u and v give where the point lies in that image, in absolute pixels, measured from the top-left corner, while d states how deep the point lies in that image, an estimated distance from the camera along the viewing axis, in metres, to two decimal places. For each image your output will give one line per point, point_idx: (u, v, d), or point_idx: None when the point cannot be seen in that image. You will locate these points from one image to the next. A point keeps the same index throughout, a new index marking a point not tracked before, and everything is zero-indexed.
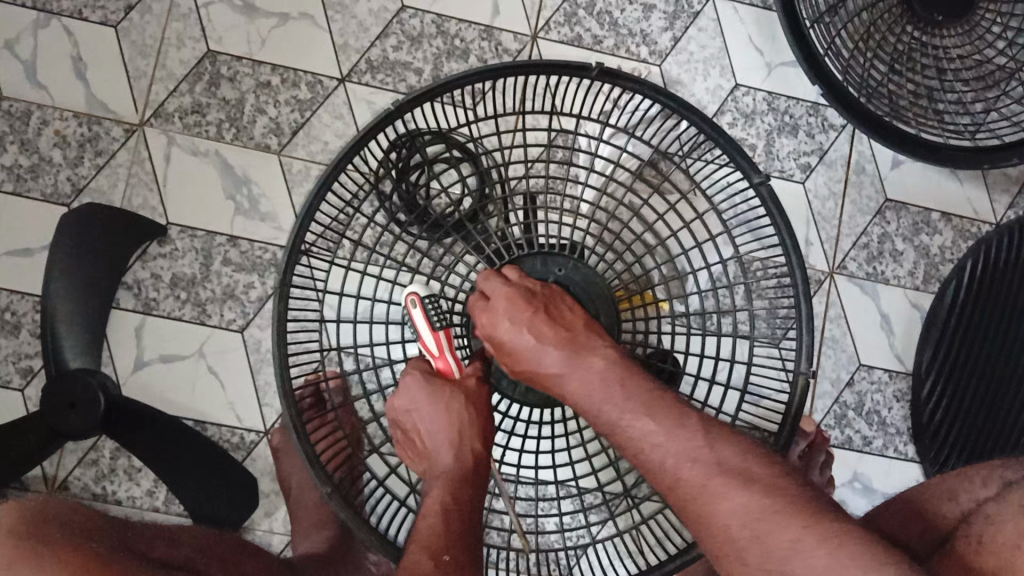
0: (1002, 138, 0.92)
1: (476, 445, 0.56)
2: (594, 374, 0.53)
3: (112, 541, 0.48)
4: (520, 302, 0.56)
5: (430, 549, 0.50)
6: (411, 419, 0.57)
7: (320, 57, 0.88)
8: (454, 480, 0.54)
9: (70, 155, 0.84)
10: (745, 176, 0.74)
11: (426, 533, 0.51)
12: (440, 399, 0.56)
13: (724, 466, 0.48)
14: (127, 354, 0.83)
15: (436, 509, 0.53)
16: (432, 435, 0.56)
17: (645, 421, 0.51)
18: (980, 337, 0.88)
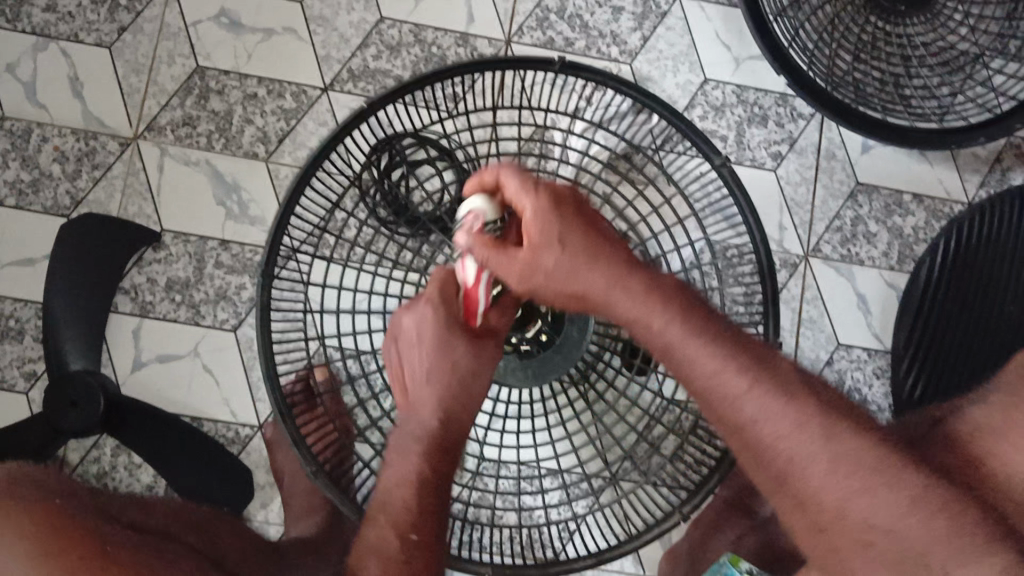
0: (967, 119, 0.95)
1: (469, 393, 0.53)
2: (619, 279, 0.48)
3: (84, 504, 0.49)
4: (572, 220, 0.48)
5: (397, 526, 0.50)
6: (412, 350, 0.53)
7: (303, 68, 0.92)
8: (434, 440, 0.52)
9: (69, 168, 0.89)
10: (706, 158, 0.77)
11: (397, 505, 0.51)
12: (446, 340, 0.52)
13: (801, 403, 0.43)
14: (126, 355, 0.87)
15: (409, 479, 0.51)
16: (427, 379, 0.53)
17: (712, 353, 0.45)
18: (957, 308, 0.90)
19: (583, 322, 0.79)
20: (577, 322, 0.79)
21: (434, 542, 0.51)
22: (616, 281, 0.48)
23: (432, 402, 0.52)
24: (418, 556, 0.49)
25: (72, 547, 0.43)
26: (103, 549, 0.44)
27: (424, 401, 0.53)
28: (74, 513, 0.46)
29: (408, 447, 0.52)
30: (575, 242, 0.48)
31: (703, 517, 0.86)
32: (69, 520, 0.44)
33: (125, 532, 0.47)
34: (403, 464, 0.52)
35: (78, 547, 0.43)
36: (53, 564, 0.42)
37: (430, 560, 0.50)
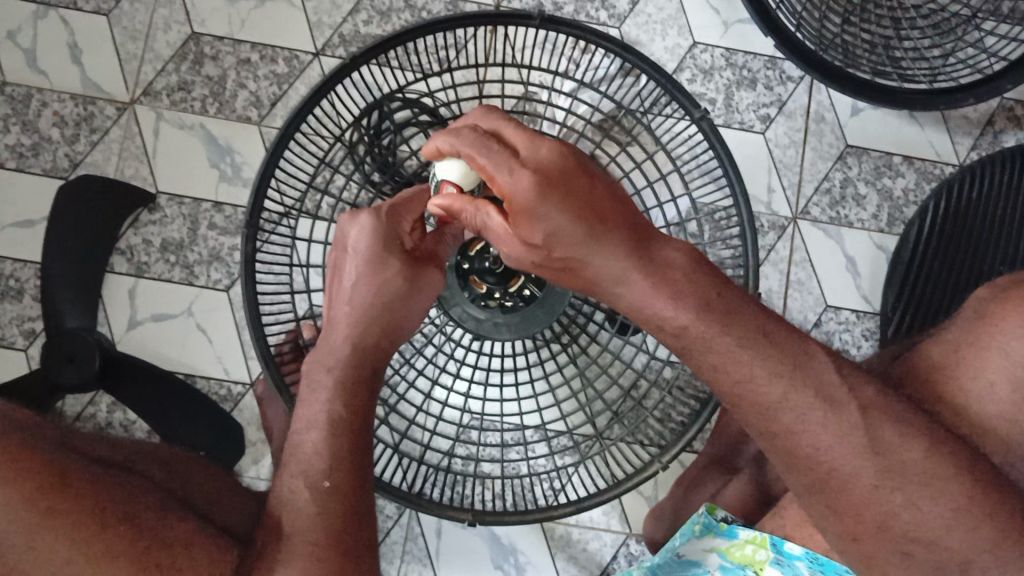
0: (957, 80, 0.95)
1: (391, 317, 0.55)
2: (608, 245, 0.48)
3: (51, 438, 0.51)
4: (551, 185, 0.47)
5: (309, 474, 0.51)
6: (347, 268, 0.55)
7: (296, 34, 0.94)
8: (350, 373, 0.54)
9: (67, 132, 0.91)
10: (686, 112, 0.78)
11: (310, 450, 0.52)
12: (379, 272, 0.55)
13: (727, 331, 0.48)
14: (122, 315, 0.89)
15: (321, 420, 0.53)
16: (352, 299, 0.55)
17: (662, 301, 0.48)
18: (949, 269, 0.91)
19: None
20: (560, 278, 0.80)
21: (345, 486, 0.51)
22: (602, 245, 0.48)
23: (352, 323, 0.55)
24: (332, 504, 0.50)
25: (46, 494, 0.44)
26: (77, 493, 0.45)
27: (345, 322, 0.55)
28: (46, 452, 0.47)
29: (324, 383, 0.54)
30: (568, 214, 0.47)
31: (687, 473, 0.87)
32: (42, 461, 0.45)
33: (96, 471, 0.48)
34: (315, 405, 0.53)
35: (53, 493, 0.44)
36: (24, 510, 0.43)
37: (346, 507, 0.51)
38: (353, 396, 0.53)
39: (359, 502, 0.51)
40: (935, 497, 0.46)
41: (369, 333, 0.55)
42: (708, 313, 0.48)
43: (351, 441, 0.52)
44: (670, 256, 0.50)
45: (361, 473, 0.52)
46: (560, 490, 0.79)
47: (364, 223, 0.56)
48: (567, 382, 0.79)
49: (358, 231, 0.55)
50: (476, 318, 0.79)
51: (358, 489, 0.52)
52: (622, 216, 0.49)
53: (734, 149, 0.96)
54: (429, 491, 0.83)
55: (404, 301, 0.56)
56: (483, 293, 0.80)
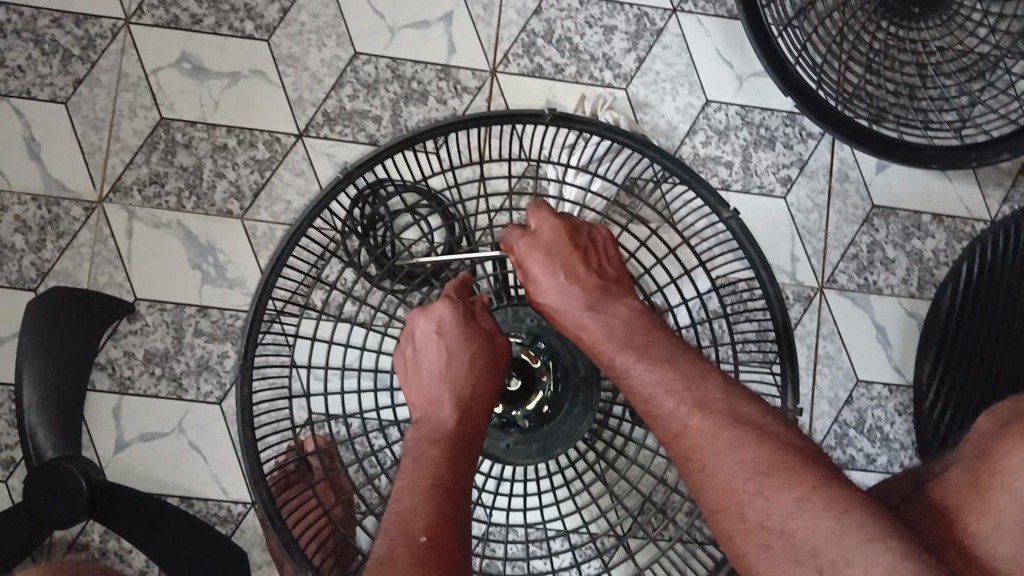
0: (990, 132, 0.88)
1: (481, 393, 0.56)
2: (579, 296, 0.54)
3: None
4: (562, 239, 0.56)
5: (404, 531, 0.47)
6: (423, 356, 0.58)
7: (276, 115, 0.86)
8: (451, 440, 0.54)
9: (32, 239, 0.83)
10: (712, 211, 0.71)
11: (405, 511, 0.49)
12: (452, 347, 0.57)
13: (737, 415, 0.46)
14: (107, 436, 0.83)
15: (422, 486, 0.50)
16: (446, 374, 0.56)
17: (658, 366, 0.49)
18: (983, 336, 0.84)
19: (589, 394, 0.73)
20: (582, 390, 0.73)
21: (444, 544, 0.47)
22: (572, 293, 0.54)
23: (451, 395, 0.56)
24: (432, 559, 0.46)
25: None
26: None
27: (445, 396, 0.56)
28: None
29: (423, 455, 0.52)
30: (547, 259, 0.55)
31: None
32: None
33: None
34: (420, 470, 0.51)
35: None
36: None
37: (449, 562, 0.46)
38: (456, 460, 0.52)
39: (457, 563, 0.47)
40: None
41: (466, 403, 0.56)
42: (638, 341, 0.51)
43: (446, 506, 0.49)
44: (618, 304, 0.53)
45: (462, 540, 0.49)
46: None
47: (443, 309, 0.58)
48: (594, 503, 0.74)
49: (424, 321, 0.58)
50: (493, 441, 0.73)
51: (459, 554, 0.47)
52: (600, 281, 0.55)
53: (754, 216, 0.89)
54: None
55: (477, 380, 0.56)
56: (500, 417, 0.74)
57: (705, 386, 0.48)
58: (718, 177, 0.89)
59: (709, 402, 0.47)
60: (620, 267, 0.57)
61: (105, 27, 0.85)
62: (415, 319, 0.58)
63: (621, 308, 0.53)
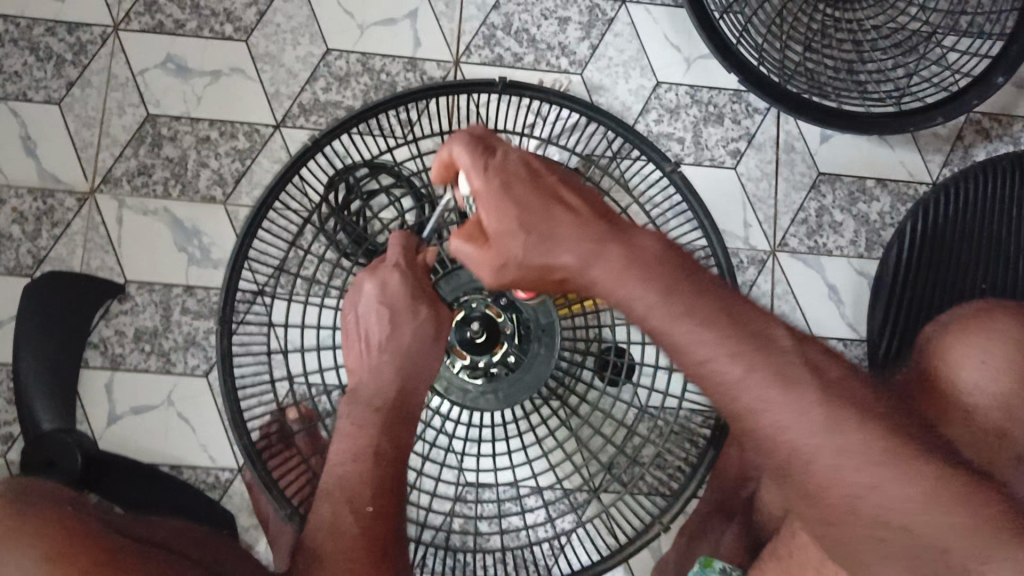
0: (925, 101, 0.93)
1: (420, 362, 0.62)
2: (564, 242, 0.50)
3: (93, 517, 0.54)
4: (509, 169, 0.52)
5: (353, 500, 0.58)
6: (366, 318, 0.62)
7: (254, 107, 0.92)
8: (392, 410, 0.60)
9: (28, 229, 0.89)
10: (656, 167, 0.77)
11: (352, 483, 0.59)
12: (395, 316, 0.61)
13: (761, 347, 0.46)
14: (100, 410, 0.88)
15: (366, 452, 0.59)
16: (388, 345, 0.61)
17: (683, 307, 0.47)
18: (929, 286, 0.91)
19: (550, 339, 0.78)
20: (543, 338, 0.78)
21: (383, 508, 0.59)
22: (557, 240, 0.50)
23: (391, 370, 0.61)
24: (372, 530, 0.58)
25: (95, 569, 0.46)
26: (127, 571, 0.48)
27: (380, 362, 0.61)
28: (86, 523, 0.50)
29: (366, 419, 0.60)
30: (515, 205, 0.51)
31: (688, 523, 0.87)
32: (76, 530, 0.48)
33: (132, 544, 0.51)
34: (359, 437, 0.59)
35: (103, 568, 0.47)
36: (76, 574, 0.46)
37: (383, 533, 0.59)
38: (396, 432, 0.60)
39: (390, 532, 0.59)
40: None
41: (405, 367, 0.61)
42: (634, 278, 0.48)
43: (387, 475, 0.59)
44: (615, 235, 0.50)
45: (400, 499, 0.61)
46: (563, 556, 0.78)
47: (392, 278, 0.62)
48: (559, 446, 0.78)
49: (370, 288, 0.62)
50: (461, 389, 0.78)
51: (391, 519, 0.60)
52: (576, 202, 0.52)
53: (706, 186, 0.95)
54: (431, 565, 0.82)
55: (421, 350, 0.62)
56: (466, 363, 0.78)
57: (721, 321, 0.47)
58: (671, 151, 0.95)
59: (730, 331, 0.46)
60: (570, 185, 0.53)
61: (94, 34, 0.92)
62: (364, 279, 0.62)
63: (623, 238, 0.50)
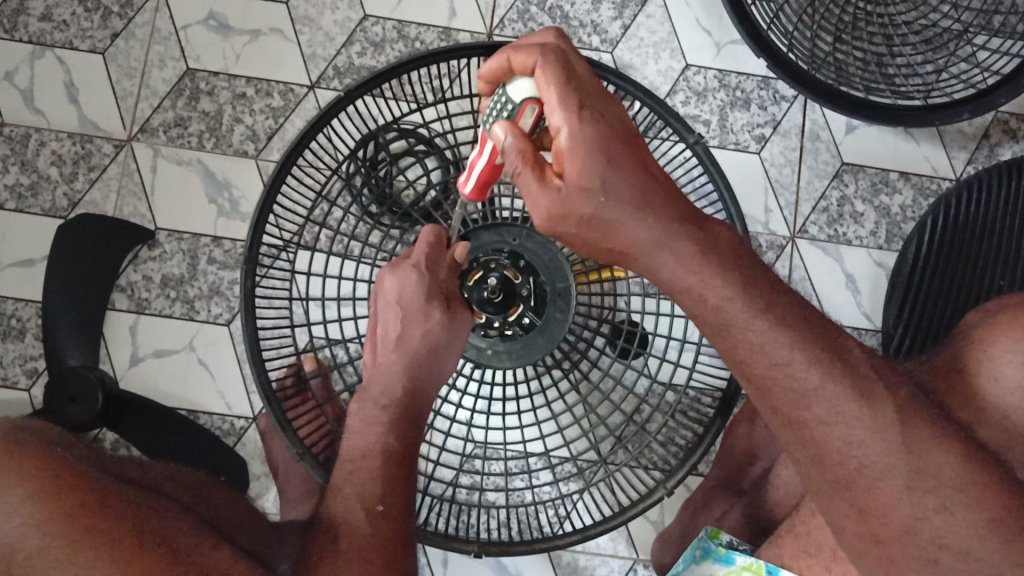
0: (953, 97, 0.94)
1: (436, 362, 0.62)
2: (648, 214, 0.50)
3: (93, 462, 0.55)
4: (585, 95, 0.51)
5: (363, 498, 0.58)
6: (388, 316, 0.62)
7: (290, 67, 0.94)
8: (398, 409, 0.61)
9: (66, 171, 0.92)
10: (679, 138, 0.78)
11: (363, 480, 0.59)
12: (415, 319, 0.61)
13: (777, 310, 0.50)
14: (124, 351, 0.90)
15: (377, 450, 0.60)
16: (402, 348, 0.61)
17: (719, 280, 0.50)
18: (946, 282, 0.91)
19: (566, 303, 0.78)
20: (559, 304, 0.78)
21: (394, 509, 0.59)
22: (642, 211, 0.50)
23: (404, 373, 0.61)
24: (383, 526, 0.58)
25: (86, 512, 0.46)
26: (116, 517, 0.48)
27: (394, 360, 0.61)
28: (85, 471, 0.50)
29: (375, 417, 0.61)
30: (614, 162, 0.50)
31: (692, 498, 0.88)
32: (80, 482, 0.48)
33: (131, 493, 0.51)
34: (370, 437, 0.61)
35: (92, 512, 0.47)
36: (68, 528, 0.46)
37: (395, 530, 0.58)
38: (403, 431, 0.61)
39: (402, 531, 0.59)
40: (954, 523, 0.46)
41: (417, 373, 0.62)
42: (709, 265, 0.50)
43: (398, 472, 0.60)
44: (663, 204, 0.51)
45: (409, 496, 0.60)
46: (565, 517, 0.79)
47: (410, 280, 0.62)
48: (569, 410, 0.79)
49: (394, 284, 0.61)
50: (477, 347, 0.78)
51: (403, 519, 0.59)
52: (659, 175, 0.52)
53: (729, 169, 0.96)
54: (436, 521, 0.83)
55: (442, 354, 0.62)
56: (482, 322, 0.78)
57: (743, 284, 0.50)
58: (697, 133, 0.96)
59: (760, 304, 0.50)
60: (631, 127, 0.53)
61: None
62: (387, 271, 0.62)
63: (670, 208, 0.51)
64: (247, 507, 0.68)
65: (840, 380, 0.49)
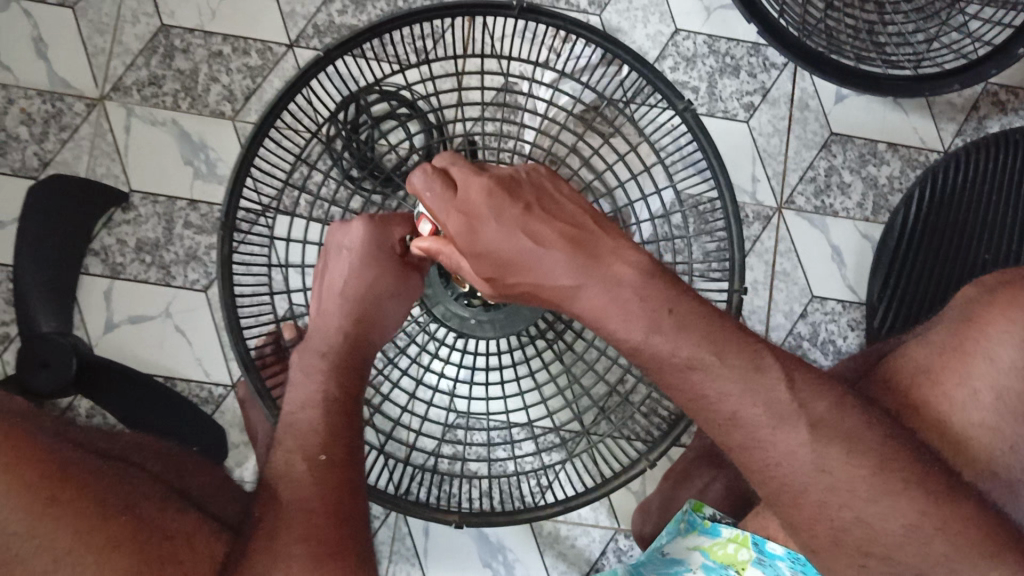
0: (943, 66, 0.93)
1: (375, 318, 0.59)
2: (553, 268, 0.49)
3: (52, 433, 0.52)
4: (456, 201, 0.51)
5: (310, 445, 0.53)
6: (339, 267, 0.59)
7: (269, 24, 0.91)
8: (345, 356, 0.57)
9: (36, 130, 0.89)
10: (669, 104, 0.76)
11: (310, 427, 0.54)
12: (368, 271, 0.58)
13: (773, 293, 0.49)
14: (98, 316, 0.88)
15: (322, 398, 0.56)
16: (345, 294, 0.59)
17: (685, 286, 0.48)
18: (931, 256, 0.90)
19: None
20: None
21: (343, 455, 0.53)
22: (544, 266, 0.49)
23: (345, 327, 0.58)
24: (334, 472, 0.52)
25: (47, 485, 0.44)
26: (77, 488, 0.45)
27: (338, 312, 0.59)
28: (44, 443, 0.47)
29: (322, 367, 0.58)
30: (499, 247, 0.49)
31: (674, 468, 0.87)
32: (42, 454, 0.45)
33: (97, 467, 0.49)
34: (317, 383, 0.57)
35: (55, 482, 0.44)
36: (30, 501, 0.43)
37: (346, 472, 0.53)
38: (351, 377, 0.57)
39: (356, 476, 0.53)
40: (888, 514, 0.45)
41: (360, 324, 0.59)
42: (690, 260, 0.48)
43: (354, 429, 0.55)
44: (561, 262, 0.49)
45: (360, 446, 0.55)
46: (547, 487, 0.78)
47: (358, 229, 0.59)
48: (553, 379, 0.78)
49: (351, 234, 0.59)
50: (459, 317, 0.76)
51: (356, 464, 0.54)
52: (554, 233, 0.50)
53: (716, 138, 0.95)
54: (416, 491, 0.82)
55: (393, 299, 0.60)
56: (465, 292, 0.76)
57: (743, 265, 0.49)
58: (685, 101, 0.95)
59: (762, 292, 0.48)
60: (538, 209, 0.51)
61: None
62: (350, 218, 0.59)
63: (569, 264, 0.49)
64: (224, 479, 0.67)
65: (811, 373, 0.49)
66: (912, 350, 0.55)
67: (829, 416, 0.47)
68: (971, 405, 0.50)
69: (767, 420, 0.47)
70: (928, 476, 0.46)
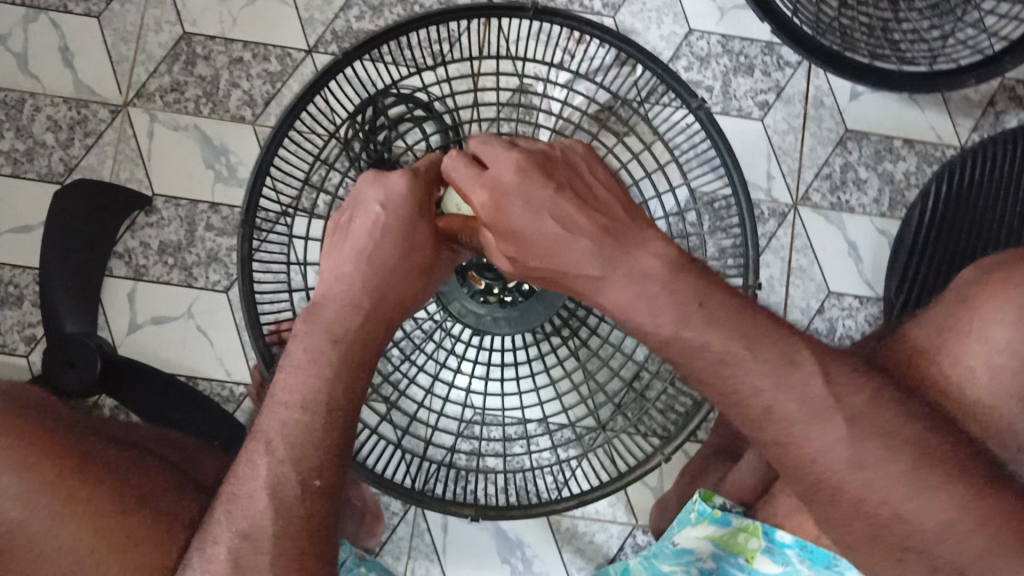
0: (959, 62, 0.92)
1: (392, 295, 0.54)
2: (575, 246, 0.50)
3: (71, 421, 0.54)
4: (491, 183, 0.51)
5: None
6: (365, 223, 0.54)
7: (287, 30, 0.93)
8: None
9: (62, 137, 0.91)
10: (682, 101, 0.77)
11: None
12: (403, 233, 0.54)
13: None
14: (122, 318, 0.90)
15: None
16: (368, 255, 0.54)
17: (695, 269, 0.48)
18: (948, 252, 0.90)
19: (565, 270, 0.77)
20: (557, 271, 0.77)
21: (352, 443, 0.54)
22: (568, 245, 0.50)
23: (366, 291, 0.53)
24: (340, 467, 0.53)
25: None
26: None
27: (356, 274, 0.53)
28: None
29: None
30: (532, 228, 0.50)
31: (691, 465, 0.87)
32: None
33: None
34: None
35: None
36: None
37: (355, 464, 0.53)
38: None
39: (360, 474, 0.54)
40: (949, 487, 0.46)
41: (382, 292, 0.54)
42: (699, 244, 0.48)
43: None
44: (585, 245, 0.50)
45: None
46: (563, 482, 0.78)
47: (399, 184, 0.55)
48: (569, 375, 0.79)
49: (389, 188, 0.54)
50: (475, 313, 0.77)
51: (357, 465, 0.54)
52: (585, 218, 0.51)
53: (731, 136, 0.96)
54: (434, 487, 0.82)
55: (420, 270, 0.56)
56: (481, 287, 0.77)
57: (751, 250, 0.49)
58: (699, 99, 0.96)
59: None
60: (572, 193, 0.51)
61: None
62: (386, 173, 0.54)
63: (591, 246, 0.50)
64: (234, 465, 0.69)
65: (839, 350, 0.49)
66: (921, 335, 0.55)
67: (859, 397, 0.47)
68: (976, 377, 0.52)
69: (804, 415, 0.47)
70: (950, 455, 0.47)
